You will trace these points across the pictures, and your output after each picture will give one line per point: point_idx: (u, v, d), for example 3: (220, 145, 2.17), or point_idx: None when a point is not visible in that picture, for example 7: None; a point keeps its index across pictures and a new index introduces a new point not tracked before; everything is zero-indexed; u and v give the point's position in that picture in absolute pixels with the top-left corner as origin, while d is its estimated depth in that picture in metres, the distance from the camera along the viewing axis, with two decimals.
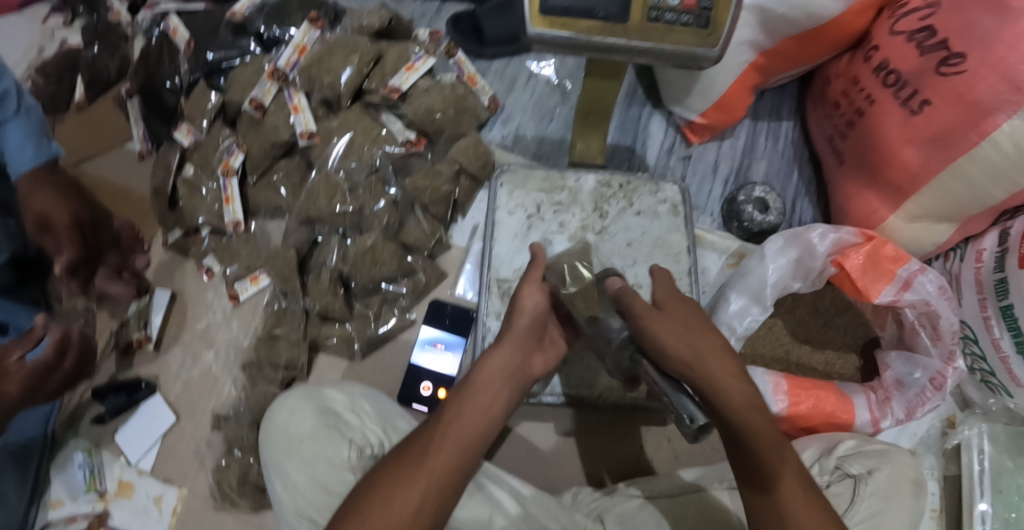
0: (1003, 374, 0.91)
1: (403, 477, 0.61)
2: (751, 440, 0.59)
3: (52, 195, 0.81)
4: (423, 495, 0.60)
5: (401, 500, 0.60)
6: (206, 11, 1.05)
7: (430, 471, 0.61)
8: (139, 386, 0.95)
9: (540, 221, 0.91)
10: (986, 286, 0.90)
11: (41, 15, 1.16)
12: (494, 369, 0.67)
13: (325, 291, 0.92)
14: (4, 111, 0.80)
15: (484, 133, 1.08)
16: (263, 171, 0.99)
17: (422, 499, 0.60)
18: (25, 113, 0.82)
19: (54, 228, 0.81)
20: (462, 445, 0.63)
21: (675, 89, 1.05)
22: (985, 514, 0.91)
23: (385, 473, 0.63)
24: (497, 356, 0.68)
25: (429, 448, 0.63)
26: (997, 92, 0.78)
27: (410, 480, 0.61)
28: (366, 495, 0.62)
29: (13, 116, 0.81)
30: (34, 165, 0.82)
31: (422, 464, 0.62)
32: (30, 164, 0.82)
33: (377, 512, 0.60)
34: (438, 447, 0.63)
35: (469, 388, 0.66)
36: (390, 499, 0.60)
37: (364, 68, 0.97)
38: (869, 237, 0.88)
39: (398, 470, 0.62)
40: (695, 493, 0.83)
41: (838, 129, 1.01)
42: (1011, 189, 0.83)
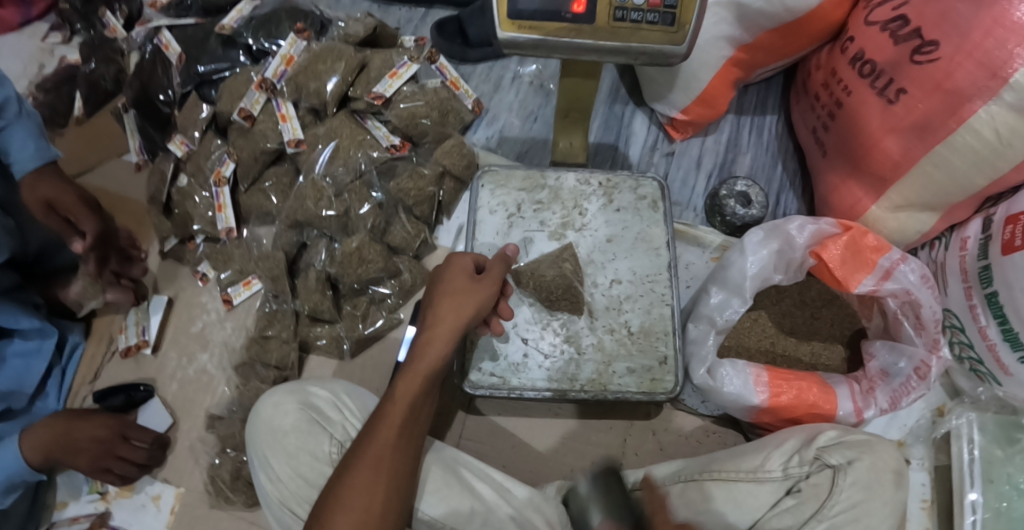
0: (991, 362, 0.90)
1: (367, 475, 0.66)
2: None
3: (57, 183, 0.91)
4: (387, 492, 0.66)
5: (368, 499, 0.65)
6: (198, 25, 1.08)
7: (390, 466, 0.67)
8: (137, 388, 0.97)
9: (521, 219, 0.93)
10: (971, 274, 0.90)
11: (40, 32, 1.21)
12: (428, 359, 0.72)
13: (313, 291, 0.95)
14: (6, 115, 0.88)
15: (468, 136, 1.10)
16: (254, 178, 1.02)
17: (386, 497, 0.66)
18: (26, 116, 0.90)
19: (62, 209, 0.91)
20: (408, 438, 0.70)
21: (658, 86, 1.06)
22: (976, 503, 0.90)
23: (348, 472, 0.67)
24: (430, 349, 0.72)
25: (387, 447, 0.68)
26: (973, 78, 0.78)
27: (375, 479, 0.66)
28: (334, 496, 0.66)
29: (16, 120, 0.89)
30: (38, 163, 0.90)
31: (382, 462, 0.67)
32: (34, 160, 0.90)
33: (348, 512, 0.65)
34: (393, 445, 0.68)
35: (405, 382, 0.71)
36: (358, 499, 0.65)
37: (349, 75, 1.00)
38: (848, 227, 0.88)
39: (361, 468, 0.66)
40: (670, 486, 0.83)
41: (820, 121, 1.01)
42: (993, 176, 0.83)
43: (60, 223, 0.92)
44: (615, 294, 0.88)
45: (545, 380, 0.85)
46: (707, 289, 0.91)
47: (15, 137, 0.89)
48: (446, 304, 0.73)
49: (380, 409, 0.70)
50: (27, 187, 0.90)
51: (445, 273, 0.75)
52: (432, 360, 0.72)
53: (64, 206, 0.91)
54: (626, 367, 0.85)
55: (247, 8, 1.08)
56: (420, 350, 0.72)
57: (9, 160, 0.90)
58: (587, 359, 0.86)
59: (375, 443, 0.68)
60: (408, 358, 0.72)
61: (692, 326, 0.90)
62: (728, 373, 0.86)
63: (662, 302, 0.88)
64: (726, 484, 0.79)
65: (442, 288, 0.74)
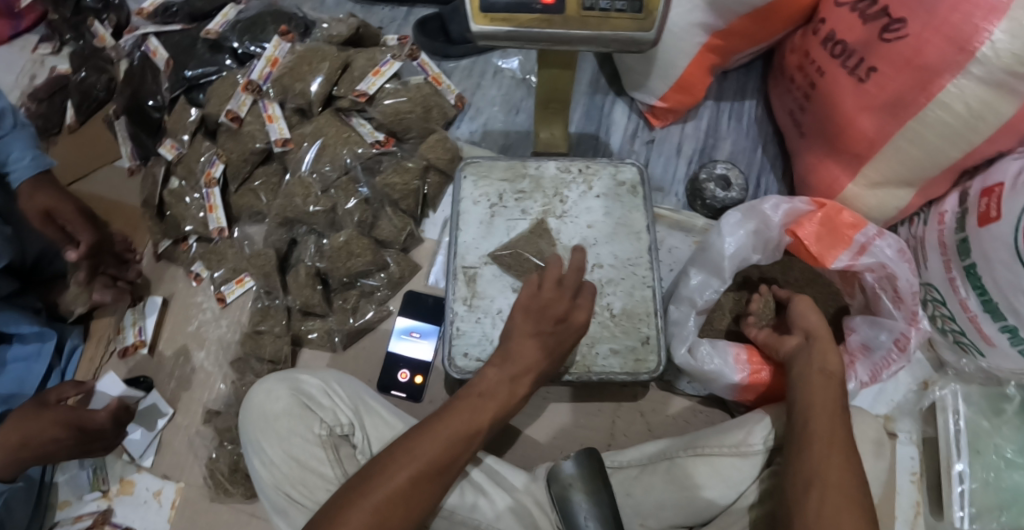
0: (974, 333, 0.91)
1: (421, 476, 0.66)
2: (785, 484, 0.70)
3: (54, 194, 0.94)
4: (429, 502, 0.66)
5: (411, 500, 0.65)
6: (183, 31, 1.11)
7: (442, 479, 0.67)
8: (137, 381, 1.01)
9: (503, 209, 0.94)
10: (950, 247, 0.91)
11: (30, 44, 1.24)
12: (501, 399, 0.71)
13: (304, 286, 0.97)
14: (5, 126, 0.94)
15: (452, 131, 1.12)
16: (243, 179, 1.05)
17: (425, 506, 0.66)
18: (22, 128, 0.96)
19: (59, 218, 0.93)
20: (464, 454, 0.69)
21: (635, 75, 1.08)
22: (963, 474, 0.92)
23: (401, 464, 0.66)
24: (500, 393, 0.71)
25: (448, 456, 0.67)
26: (941, 53, 0.79)
27: (425, 483, 0.66)
28: (385, 483, 0.65)
29: (13, 131, 0.95)
30: (34, 172, 0.94)
31: (440, 473, 0.67)
32: (30, 169, 0.94)
33: (390, 504, 0.64)
34: (452, 460, 0.68)
35: (485, 406, 0.70)
36: (400, 492, 0.65)
37: (333, 75, 1.02)
38: (821, 205, 0.90)
39: (417, 465, 0.66)
40: (658, 463, 0.85)
41: (797, 103, 1.03)
42: (966, 148, 0.85)
43: (56, 232, 0.94)
44: (597, 278, 0.90)
45: None
46: (688, 271, 0.92)
47: (14, 147, 0.93)
48: (529, 351, 0.72)
49: (446, 413, 0.70)
50: (24, 196, 0.93)
51: (520, 313, 0.73)
52: (504, 394, 0.72)
53: (61, 214, 0.93)
54: (610, 348, 0.87)
55: (232, 13, 1.11)
56: (500, 385, 0.71)
57: (7, 171, 0.93)
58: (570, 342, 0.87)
59: (438, 447, 0.67)
60: (483, 385, 0.71)
61: (674, 308, 0.91)
62: (709, 353, 0.88)
63: (644, 285, 0.89)
64: (709, 459, 0.81)
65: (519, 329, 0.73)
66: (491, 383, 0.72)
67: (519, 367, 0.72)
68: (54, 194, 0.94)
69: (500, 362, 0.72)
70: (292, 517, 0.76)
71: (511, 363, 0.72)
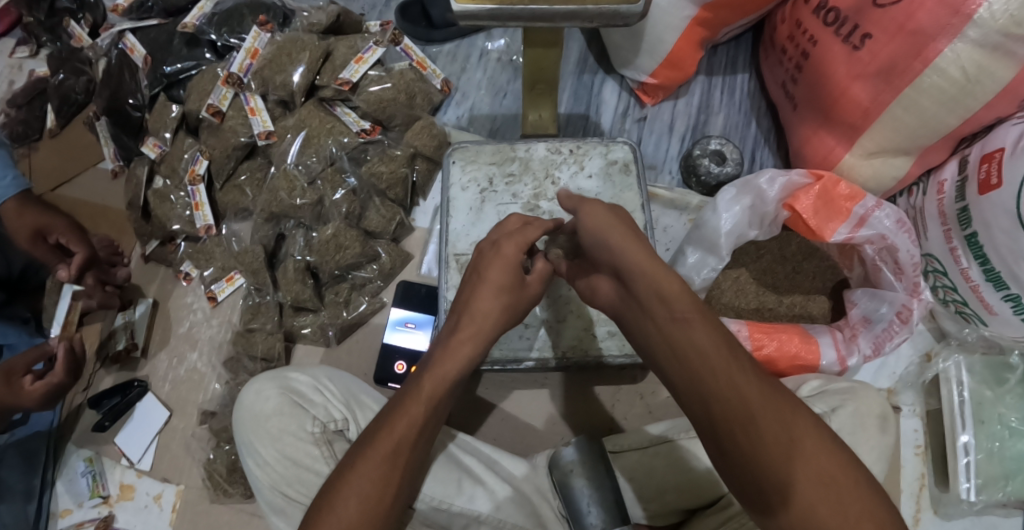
0: (975, 303, 0.89)
1: (378, 464, 0.64)
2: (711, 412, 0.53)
3: (44, 211, 0.94)
4: (394, 486, 0.64)
5: (378, 492, 0.63)
6: (160, 26, 1.08)
7: (403, 465, 0.65)
8: (131, 386, 0.99)
9: (493, 193, 0.92)
10: (950, 216, 0.89)
11: (8, 49, 1.22)
12: (454, 360, 0.67)
13: (293, 281, 0.95)
14: None
15: (439, 117, 1.10)
16: (227, 175, 1.02)
17: (392, 490, 0.64)
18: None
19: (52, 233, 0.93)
20: (424, 438, 0.67)
21: (624, 52, 1.05)
22: (968, 445, 0.90)
23: (362, 460, 0.64)
24: (456, 354, 0.68)
25: (406, 442, 0.65)
26: (936, 17, 0.77)
27: (383, 473, 0.64)
28: (344, 478, 0.63)
29: None
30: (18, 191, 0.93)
31: (398, 458, 0.65)
32: (12, 188, 0.93)
33: (352, 502, 0.62)
34: (410, 443, 0.65)
35: (431, 382, 0.67)
36: (360, 489, 0.63)
37: (314, 64, 1.00)
38: (818, 177, 0.88)
39: (373, 459, 0.64)
40: (661, 445, 0.83)
41: (789, 74, 1.00)
42: (963, 114, 0.83)
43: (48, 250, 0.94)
44: None
45: (530, 351, 0.86)
46: (684, 250, 0.91)
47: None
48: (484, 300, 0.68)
49: (398, 403, 0.67)
50: (11, 217, 0.92)
51: (489, 264, 0.69)
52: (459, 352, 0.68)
53: (53, 233, 0.94)
54: (607, 330, 0.85)
55: (208, 6, 1.07)
56: (450, 349, 0.68)
57: None
58: (568, 326, 0.86)
59: (392, 438, 0.65)
60: (437, 355, 0.68)
61: None
62: None
63: None
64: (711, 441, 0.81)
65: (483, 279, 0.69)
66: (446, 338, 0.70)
67: (474, 319, 0.68)
68: (41, 211, 0.94)
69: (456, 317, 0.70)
70: (290, 515, 0.75)
71: (465, 322, 0.69)
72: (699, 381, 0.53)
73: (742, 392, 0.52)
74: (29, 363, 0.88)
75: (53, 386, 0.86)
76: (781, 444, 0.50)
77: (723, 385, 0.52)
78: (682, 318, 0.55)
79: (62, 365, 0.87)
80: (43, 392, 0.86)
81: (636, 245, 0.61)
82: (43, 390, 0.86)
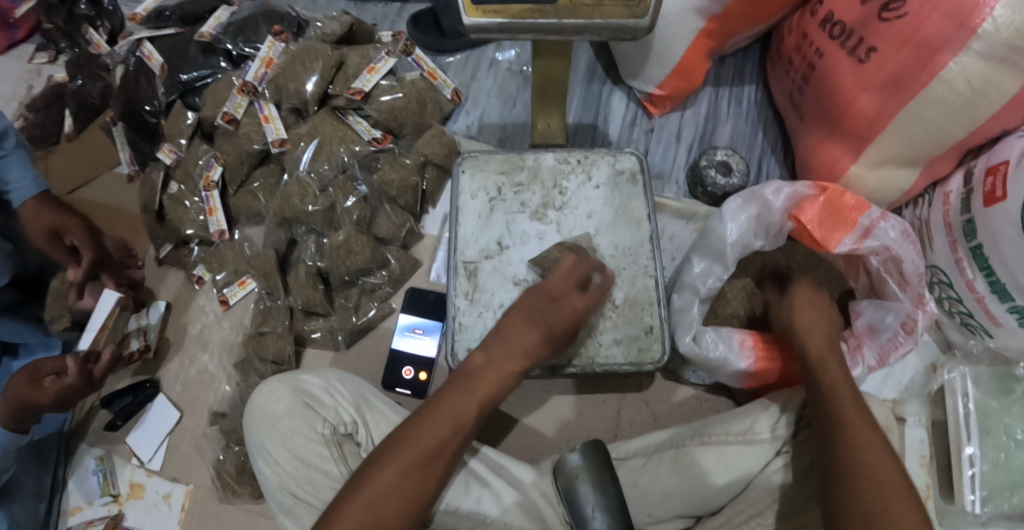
0: (980, 314, 0.90)
1: (418, 462, 0.68)
2: (877, 487, 0.65)
3: (59, 211, 0.97)
4: (429, 484, 0.68)
5: (413, 488, 0.67)
6: (177, 34, 1.11)
7: (439, 465, 0.69)
8: (143, 386, 1.01)
9: (502, 202, 0.94)
10: (956, 228, 0.89)
11: (27, 54, 1.25)
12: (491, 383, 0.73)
13: (305, 285, 0.97)
14: (5, 146, 0.94)
15: (449, 125, 1.11)
16: (241, 181, 1.04)
17: (425, 490, 0.68)
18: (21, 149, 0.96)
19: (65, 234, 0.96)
20: (459, 445, 0.71)
21: (632, 63, 1.07)
22: (973, 457, 0.91)
23: (400, 455, 0.68)
24: (493, 373, 0.74)
25: (445, 443, 0.69)
26: (941, 30, 0.78)
27: (421, 471, 0.68)
28: (381, 471, 0.67)
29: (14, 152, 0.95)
30: (38, 191, 0.96)
31: (436, 457, 0.69)
32: (30, 189, 0.96)
33: (387, 495, 0.66)
34: (449, 448, 0.70)
35: (480, 389, 0.73)
36: (397, 482, 0.67)
37: (327, 73, 1.02)
38: (824, 189, 0.89)
39: (411, 456, 0.68)
40: (663, 452, 0.84)
41: (795, 86, 1.01)
42: (969, 126, 0.84)
43: (62, 251, 0.97)
44: (602, 268, 0.89)
45: (535, 357, 0.86)
46: (690, 259, 0.92)
47: (13, 168, 0.95)
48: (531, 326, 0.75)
49: (440, 402, 0.72)
50: (29, 215, 0.95)
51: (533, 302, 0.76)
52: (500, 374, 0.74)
53: (68, 234, 0.96)
54: (612, 338, 0.86)
55: (225, 15, 1.10)
56: (498, 359, 0.74)
57: (6, 190, 0.95)
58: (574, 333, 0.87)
59: (434, 438, 0.69)
60: (484, 363, 0.74)
61: (677, 297, 0.91)
62: (713, 339, 0.87)
63: (646, 274, 0.89)
64: (716, 447, 0.80)
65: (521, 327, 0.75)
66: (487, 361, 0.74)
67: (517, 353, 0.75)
68: (59, 210, 0.97)
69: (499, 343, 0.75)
70: (299, 516, 0.76)
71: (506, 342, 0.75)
72: (853, 464, 0.67)
73: (885, 481, 0.66)
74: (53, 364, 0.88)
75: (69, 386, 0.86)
76: (872, 480, 0.66)
77: (870, 461, 0.67)
78: (869, 418, 0.71)
79: (75, 368, 0.86)
80: (54, 391, 0.85)
81: (816, 341, 0.81)
82: (56, 389, 0.85)
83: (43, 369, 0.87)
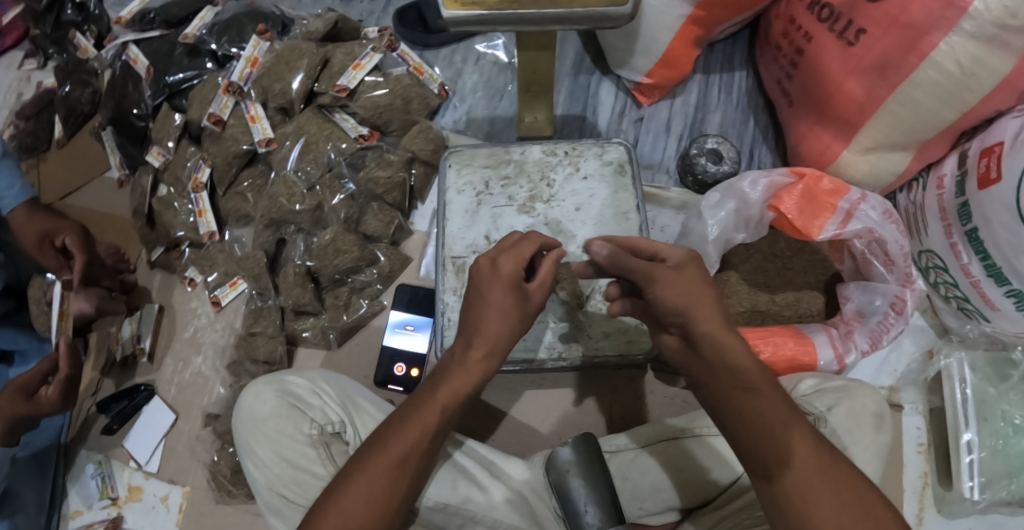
0: (977, 299, 0.89)
1: (387, 468, 0.65)
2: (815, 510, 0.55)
3: (51, 217, 0.98)
4: (402, 490, 0.66)
5: (386, 495, 0.65)
6: (162, 37, 1.10)
7: (412, 472, 0.66)
8: (138, 390, 1.01)
9: (489, 196, 0.93)
10: (950, 211, 0.88)
11: (16, 61, 1.25)
12: (460, 383, 0.67)
13: (294, 286, 0.97)
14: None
15: (437, 120, 1.10)
16: (229, 182, 1.04)
17: (400, 497, 0.66)
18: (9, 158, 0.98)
19: (56, 240, 0.97)
20: (432, 444, 0.68)
21: (619, 52, 1.05)
22: (971, 443, 0.89)
23: (370, 462, 0.65)
24: (466, 373, 0.67)
25: (416, 450, 0.66)
26: (929, 10, 0.77)
27: (391, 479, 0.65)
28: (350, 479, 0.65)
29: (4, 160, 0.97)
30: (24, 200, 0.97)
31: (407, 464, 0.66)
32: (18, 198, 0.97)
33: (359, 503, 0.64)
34: (419, 450, 0.66)
35: (448, 392, 0.67)
36: (369, 489, 0.64)
37: (312, 71, 1.01)
38: (801, 175, 0.88)
39: (381, 463, 0.65)
40: (657, 444, 0.83)
41: (785, 71, 1.00)
42: (960, 108, 0.82)
43: (53, 257, 0.96)
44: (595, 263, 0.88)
45: (524, 354, 0.86)
46: None
47: (2, 177, 0.96)
48: (507, 301, 0.66)
49: (411, 410, 0.67)
50: (21, 221, 0.96)
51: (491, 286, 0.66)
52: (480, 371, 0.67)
53: (60, 236, 0.97)
54: (602, 331, 0.86)
55: (209, 16, 1.09)
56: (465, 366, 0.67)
57: None
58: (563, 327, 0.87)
59: (403, 443, 0.66)
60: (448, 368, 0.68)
61: None
62: None
63: None
64: (704, 440, 0.81)
65: (489, 306, 0.66)
66: (459, 358, 0.68)
67: (485, 340, 0.66)
68: (49, 216, 0.98)
69: (466, 337, 0.68)
70: (288, 517, 0.76)
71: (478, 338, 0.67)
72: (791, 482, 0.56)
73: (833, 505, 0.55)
74: (41, 375, 0.90)
75: (64, 381, 0.88)
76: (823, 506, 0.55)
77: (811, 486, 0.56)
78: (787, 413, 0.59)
79: (66, 361, 0.88)
80: (57, 393, 0.88)
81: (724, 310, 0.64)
82: (58, 391, 0.88)
83: (33, 380, 0.88)
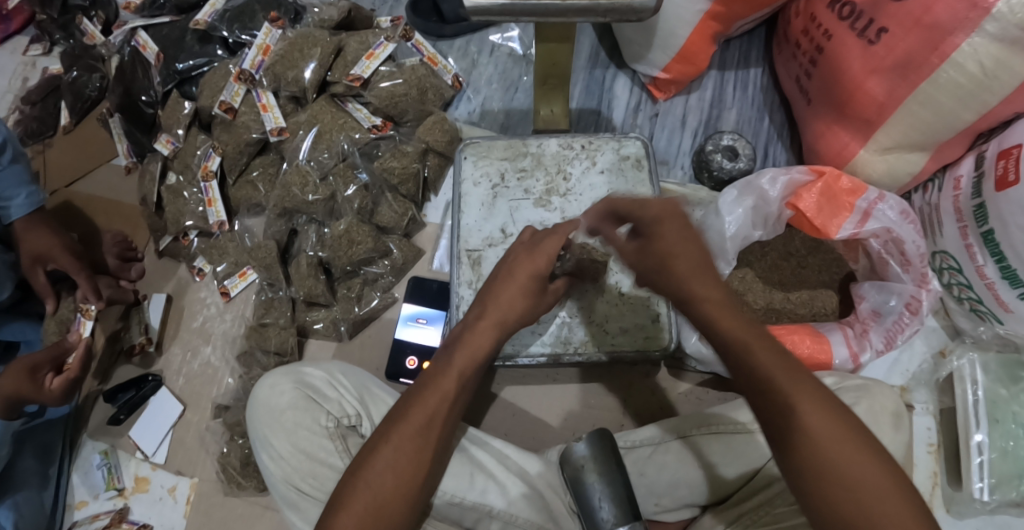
0: (990, 300, 0.89)
1: (411, 436, 0.63)
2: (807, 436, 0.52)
3: (47, 234, 0.96)
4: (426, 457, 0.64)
5: (413, 463, 0.63)
6: (172, 23, 1.09)
7: (434, 439, 0.64)
8: (146, 380, 1.00)
9: (505, 189, 0.92)
10: (966, 213, 0.88)
11: (21, 46, 1.23)
12: (470, 347, 0.67)
13: (306, 277, 0.96)
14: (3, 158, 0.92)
15: (450, 112, 1.10)
16: (240, 171, 1.03)
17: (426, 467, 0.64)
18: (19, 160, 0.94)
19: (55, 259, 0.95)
20: (451, 413, 0.66)
21: (637, 46, 1.04)
22: (982, 444, 0.89)
23: (394, 432, 0.63)
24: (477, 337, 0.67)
25: (435, 417, 0.64)
26: (954, 11, 0.76)
27: (418, 446, 0.63)
28: (376, 450, 0.63)
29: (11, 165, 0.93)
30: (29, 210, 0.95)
31: (430, 430, 0.64)
32: (26, 206, 0.95)
33: (386, 476, 0.62)
34: (442, 416, 0.65)
35: (462, 358, 0.66)
36: (393, 461, 0.62)
37: (326, 60, 1.00)
38: (821, 173, 0.88)
39: (405, 432, 0.63)
40: (672, 441, 0.84)
41: (803, 69, 0.99)
42: (980, 110, 0.82)
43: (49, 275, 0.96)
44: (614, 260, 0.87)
45: (542, 346, 0.86)
46: None
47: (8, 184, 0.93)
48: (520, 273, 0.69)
49: (429, 380, 0.66)
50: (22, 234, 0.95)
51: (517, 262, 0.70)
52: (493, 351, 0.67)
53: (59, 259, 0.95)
54: (620, 327, 0.86)
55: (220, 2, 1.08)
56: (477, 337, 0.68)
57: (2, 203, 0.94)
58: (579, 323, 0.87)
59: (425, 410, 0.64)
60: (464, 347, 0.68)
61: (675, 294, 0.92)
62: None
63: None
64: (720, 436, 0.81)
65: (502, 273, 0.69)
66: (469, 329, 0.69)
67: (496, 308, 0.68)
68: (54, 230, 0.97)
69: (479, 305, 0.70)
70: (305, 511, 0.75)
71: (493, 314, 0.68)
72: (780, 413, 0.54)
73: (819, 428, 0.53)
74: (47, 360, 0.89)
75: (72, 378, 0.89)
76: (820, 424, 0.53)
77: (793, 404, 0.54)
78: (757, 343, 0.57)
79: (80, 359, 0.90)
80: (61, 387, 0.88)
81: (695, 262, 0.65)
82: (64, 386, 0.88)
83: (43, 362, 0.88)
